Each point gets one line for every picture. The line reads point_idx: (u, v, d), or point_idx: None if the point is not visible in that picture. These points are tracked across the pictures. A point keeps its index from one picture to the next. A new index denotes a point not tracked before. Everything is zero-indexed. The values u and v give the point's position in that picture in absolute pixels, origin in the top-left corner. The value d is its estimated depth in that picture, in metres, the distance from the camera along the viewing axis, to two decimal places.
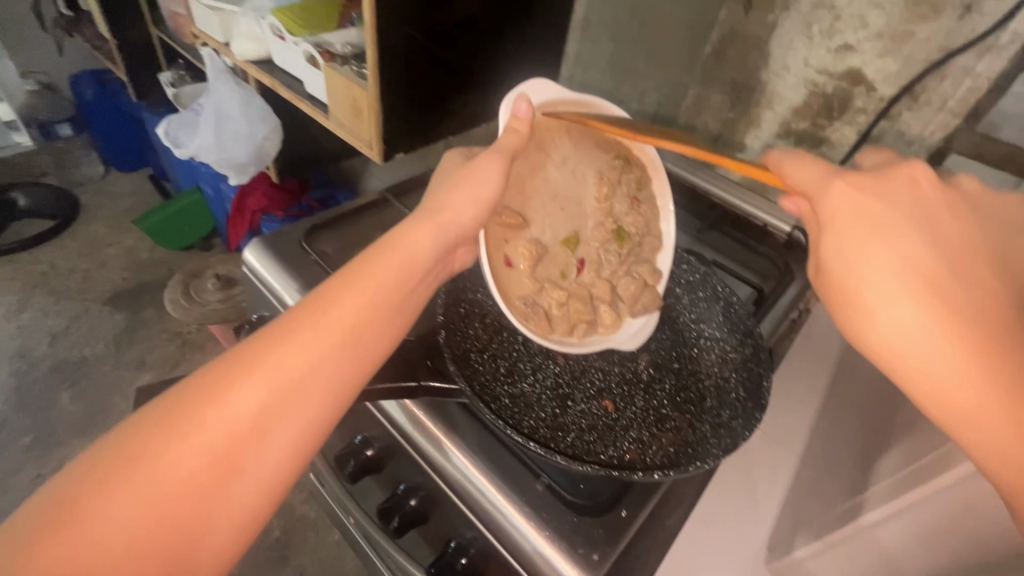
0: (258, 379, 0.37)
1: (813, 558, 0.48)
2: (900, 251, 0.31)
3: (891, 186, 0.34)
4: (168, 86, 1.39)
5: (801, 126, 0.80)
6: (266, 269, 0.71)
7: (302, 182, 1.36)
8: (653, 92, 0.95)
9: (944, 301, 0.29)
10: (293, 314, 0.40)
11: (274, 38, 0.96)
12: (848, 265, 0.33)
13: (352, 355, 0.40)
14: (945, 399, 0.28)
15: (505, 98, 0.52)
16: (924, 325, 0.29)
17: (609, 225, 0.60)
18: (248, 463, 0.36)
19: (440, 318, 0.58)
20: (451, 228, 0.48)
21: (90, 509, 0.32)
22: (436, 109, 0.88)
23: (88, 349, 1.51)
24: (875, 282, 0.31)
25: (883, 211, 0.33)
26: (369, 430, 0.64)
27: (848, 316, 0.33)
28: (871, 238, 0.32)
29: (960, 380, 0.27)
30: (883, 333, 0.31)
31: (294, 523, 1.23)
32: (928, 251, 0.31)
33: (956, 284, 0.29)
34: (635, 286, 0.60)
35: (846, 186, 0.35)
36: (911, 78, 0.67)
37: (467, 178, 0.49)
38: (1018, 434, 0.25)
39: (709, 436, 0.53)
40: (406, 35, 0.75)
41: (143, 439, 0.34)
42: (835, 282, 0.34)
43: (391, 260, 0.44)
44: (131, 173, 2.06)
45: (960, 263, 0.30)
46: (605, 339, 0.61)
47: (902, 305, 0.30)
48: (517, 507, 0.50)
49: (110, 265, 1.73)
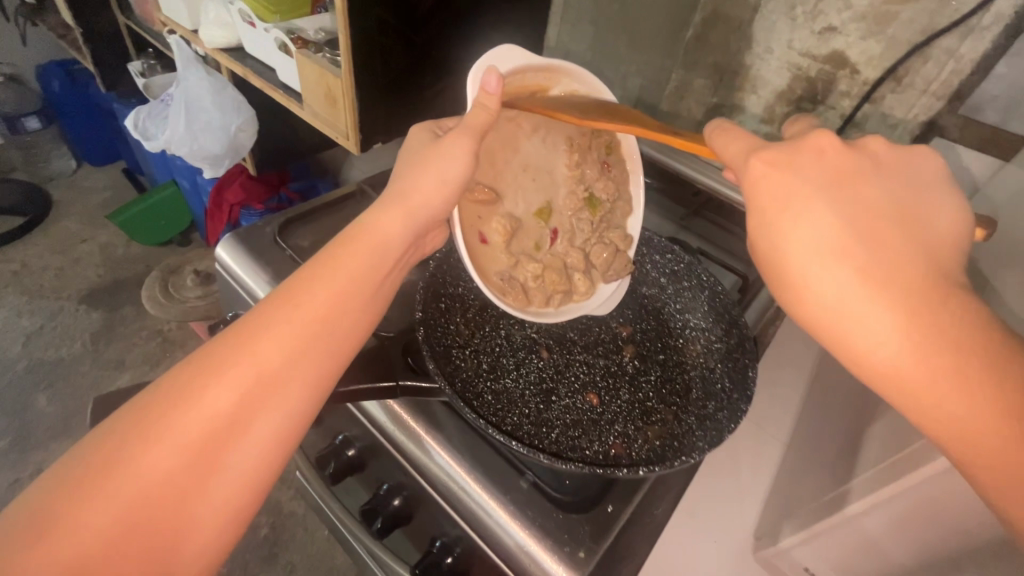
0: (229, 376, 0.35)
1: (799, 547, 0.48)
2: (825, 222, 0.30)
3: (803, 156, 0.32)
4: (139, 76, 1.35)
5: (785, 110, 0.79)
6: (240, 265, 0.69)
7: (282, 174, 1.35)
8: (636, 76, 0.93)
9: (876, 273, 0.28)
10: (261, 307, 0.38)
11: (243, 24, 0.92)
12: (778, 242, 0.32)
13: (327, 344, 0.38)
14: (886, 369, 0.28)
15: (473, 69, 0.48)
16: (861, 300, 0.28)
17: (579, 193, 0.58)
18: (225, 464, 0.34)
19: (420, 314, 0.56)
20: (422, 213, 0.46)
21: (63, 521, 0.30)
22: (414, 97, 0.85)
23: (65, 349, 1.47)
24: (806, 256, 0.30)
25: (804, 184, 0.31)
26: (349, 430, 0.63)
27: (783, 292, 0.32)
28: (797, 213, 0.31)
29: (905, 353, 0.27)
30: (824, 310, 0.30)
31: (282, 520, 1.21)
32: (845, 222, 0.30)
33: (880, 252, 0.29)
34: (607, 252, 0.59)
35: (760, 164, 0.33)
36: (895, 60, 0.66)
37: (430, 161, 0.46)
38: (962, 396, 0.26)
39: (695, 428, 0.53)
40: (379, 19, 0.72)
41: (113, 446, 0.32)
42: (770, 260, 0.32)
43: (358, 250, 0.42)
44: (105, 167, 2.00)
45: (876, 230, 0.30)
46: (581, 305, 0.61)
47: (833, 276, 0.29)
48: (501, 505, 0.49)
49: (85, 262, 1.68)
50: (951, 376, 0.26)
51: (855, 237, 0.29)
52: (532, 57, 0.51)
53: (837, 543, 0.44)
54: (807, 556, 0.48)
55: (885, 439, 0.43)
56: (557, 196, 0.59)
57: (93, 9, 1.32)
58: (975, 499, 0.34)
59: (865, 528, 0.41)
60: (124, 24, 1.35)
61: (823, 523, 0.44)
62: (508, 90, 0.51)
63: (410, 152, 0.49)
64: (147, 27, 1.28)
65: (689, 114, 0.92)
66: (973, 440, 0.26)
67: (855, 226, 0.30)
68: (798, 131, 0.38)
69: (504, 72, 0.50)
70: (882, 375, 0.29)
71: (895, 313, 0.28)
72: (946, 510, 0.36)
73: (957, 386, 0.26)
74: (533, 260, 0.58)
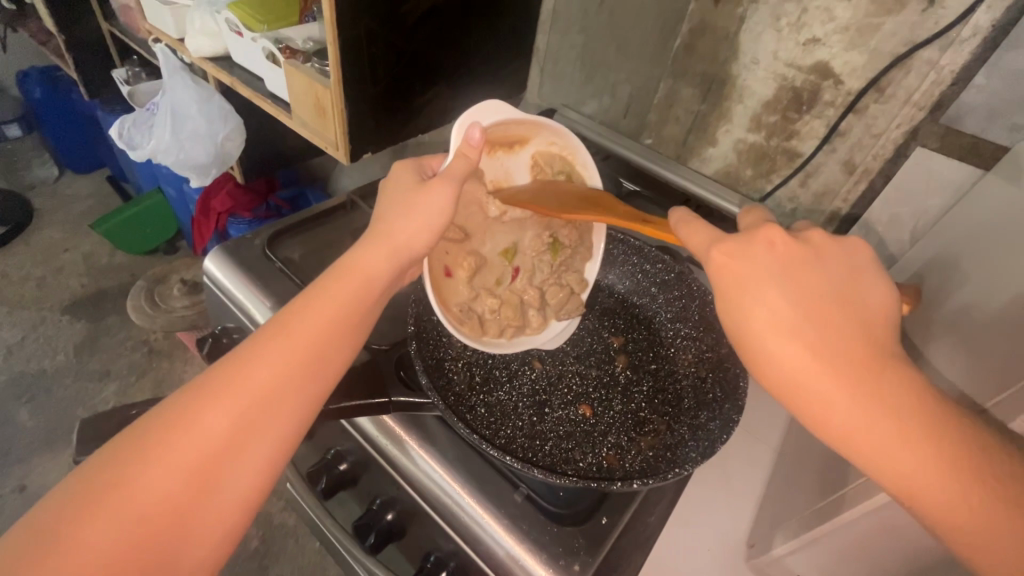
0: (233, 397, 0.35)
1: (793, 554, 0.49)
2: (774, 307, 0.34)
3: (756, 248, 0.36)
4: (123, 83, 1.33)
5: (771, 119, 0.80)
6: (228, 277, 0.68)
7: (270, 182, 1.35)
8: (625, 85, 0.94)
9: (820, 346, 0.33)
10: (262, 332, 0.38)
11: (230, 33, 0.91)
12: (743, 321, 0.35)
13: (316, 372, 0.38)
14: (839, 432, 0.31)
15: (457, 123, 0.49)
16: (812, 371, 0.32)
17: (544, 237, 0.59)
18: (224, 481, 0.34)
19: (411, 327, 0.55)
20: (406, 252, 0.45)
21: (67, 538, 0.30)
22: (403, 107, 0.85)
23: (48, 360, 1.44)
24: (768, 333, 0.34)
25: (760, 270, 0.35)
26: (340, 445, 0.62)
27: (755, 364, 0.35)
28: (754, 296, 0.35)
29: (854, 417, 0.31)
30: (781, 376, 0.33)
31: (272, 532, 1.20)
32: (792, 308, 0.34)
33: (823, 332, 0.33)
34: (563, 293, 0.59)
35: (721, 254, 0.37)
36: (878, 71, 0.68)
37: (413, 204, 0.45)
38: (907, 452, 0.29)
39: (687, 438, 0.53)
40: (368, 30, 0.72)
41: (119, 462, 0.32)
42: (737, 334, 0.36)
43: (341, 286, 0.41)
44: (87, 174, 1.97)
45: (819, 314, 0.33)
46: (531, 339, 0.60)
47: (785, 351, 0.33)
48: (496, 518, 0.48)
49: (68, 271, 1.65)
50: (903, 445, 0.30)
51: (804, 318, 0.33)
52: (515, 111, 0.52)
53: (829, 549, 0.45)
54: (799, 564, 0.49)
55: None
56: (520, 237, 0.59)
57: (76, 15, 1.30)
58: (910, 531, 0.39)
59: (858, 537, 0.42)
60: (109, 31, 1.34)
61: (816, 531, 0.45)
62: (489, 141, 0.52)
63: (389, 191, 0.47)
64: (133, 34, 1.27)
65: (678, 122, 0.93)
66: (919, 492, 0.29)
67: (804, 309, 0.34)
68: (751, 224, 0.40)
69: (487, 124, 0.50)
70: (845, 442, 0.31)
71: (838, 381, 0.31)
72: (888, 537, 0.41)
73: (907, 447, 0.30)
74: (492, 294, 0.58)
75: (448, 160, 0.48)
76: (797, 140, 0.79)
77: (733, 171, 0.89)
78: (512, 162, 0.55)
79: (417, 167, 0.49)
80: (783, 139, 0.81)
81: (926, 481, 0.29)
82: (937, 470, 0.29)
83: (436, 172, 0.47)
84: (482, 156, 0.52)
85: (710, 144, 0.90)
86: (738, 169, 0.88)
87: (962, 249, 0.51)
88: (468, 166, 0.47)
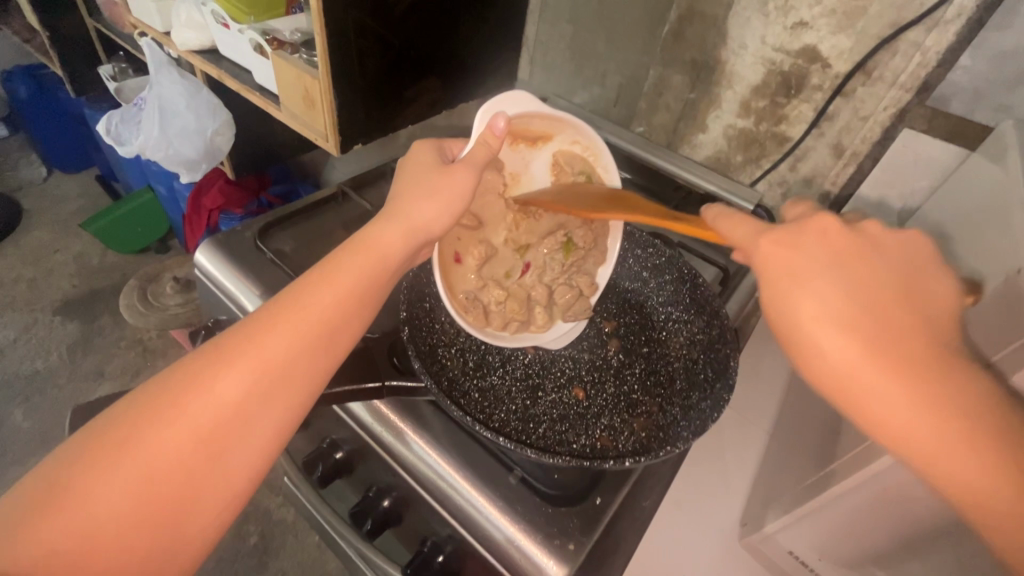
0: (240, 368, 0.35)
1: (783, 531, 0.50)
2: (827, 297, 0.31)
3: (808, 235, 0.33)
4: (109, 80, 1.32)
5: (760, 104, 0.81)
6: (219, 270, 0.68)
7: (261, 177, 1.34)
8: (615, 74, 0.93)
9: (878, 343, 0.30)
10: (271, 306, 0.38)
11: (216, 26, 0.90)
12: (785, 305, 0.32)
13: (324, 348, 0.38)
14: (897, 435, 0.29)
15: (482, 109, 0.49)
16: (869, 369, 0.30)
17: (559, 236, 0.58)
18: (233, 449, 0.34)
19: (404, 314, 0.55)
20: (423, 233, 0.45)
21: (80, 491, 0.31)
22: (393, 98, 0.85)
23: (40, 362, 1.43)
24: (815, 323, 0.31)
25: (812, 257, 0.32)
26: (336, 434, 0.62)
27: (795, 353, 0.32)
28: (806, 282, 0.32)
29: (914, 422, 0.29)
30: (832, 373, 0.31)
31: (272, 527, 1.20)
32: (849, 300, 0.31)
33: (883, 328, 0.30)
34: (571, 294, 0.59)
35: (769, 243, 0.34)
36: (864, 54, 0.68)
37: (436, 188, 0.45)
38: (972, 458, 0.28)
39: (680, 419, 0.53)
40: (356, 21, 0.72)
41: (129, 424, 0.33)
42: (782, 325, 0.33)
43: (351, 262, 0.41)
44: (76, 174, 1.95)
45: (879, 307, 0.31)
46: (537, 336, 0.60)
47: (841, 347, 0.30)
48: (490, 501, 0.49)
49: (59, 272, 1.64)
50: (944, 435, 0.28)
51: (861, 310, 0.30)
52: (544, 106, 0.51)
53: (819, 524, 0.47)
54: (790, 540, 0.50)
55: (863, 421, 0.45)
56: (533, 234, 0.58)
57: (58, 12, 1.28)
58: (898, 503, 0.40)
59: (841, 511, 0.44)
60: (93, 26, 1.32)
61: (805, 505, 0.47)
62: (512, 131, 0.52)
63: (409, 169, 0.48)
64: (118, 30, 1.25)
65: (668, 110, 0.93)
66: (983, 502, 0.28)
67: (862, 299, 0.31)
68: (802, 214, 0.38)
69: (511, 114, 0.50)
70: (898, 442, 0.30)
71: (903, 383, 0.29)
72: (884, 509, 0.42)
73: (948, 437, 0.28)
74: (499, 286, 0.57)
75: (469, 146, 0.49)
76: (786, 125, 0.79)
77: (723, 158, 0.90)
78: (535, 157, 0.55)
79: (439, 146, 0.50)
80: (772, 124, 0.81)
81: (988, 487, 0.27)
82: (996, 470, 0.27)
83: (458, 157, 0.48)
84: (503, 145, 0.52)
85: (700, 131, 0.90)
86: (728, 154, 0.89)
87: (949, 228, 0.52)
88: (489, 154, 0.48)
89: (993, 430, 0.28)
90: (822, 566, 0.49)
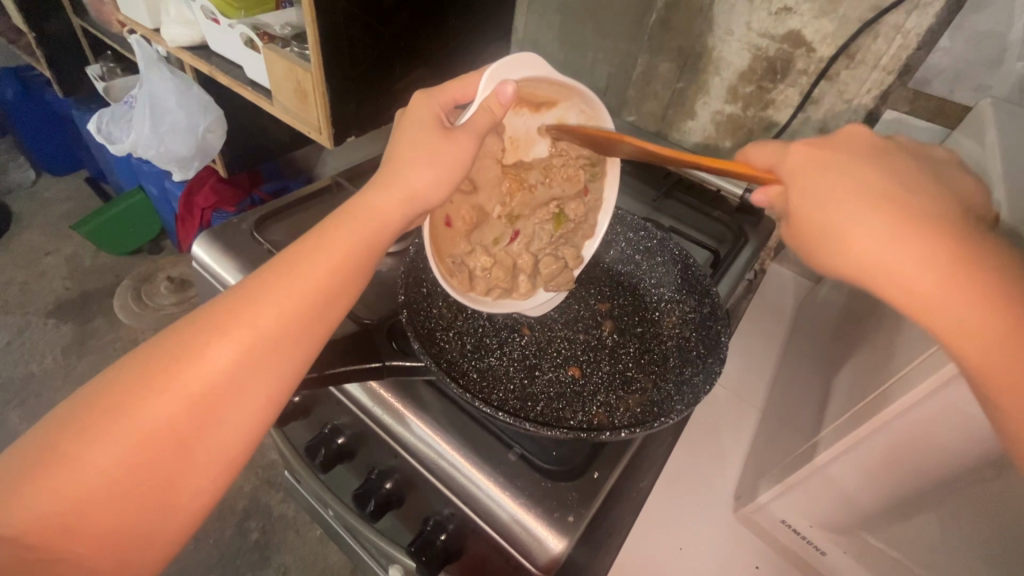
0: (234, 334, 0.36)
1: (775, 501, 0.52)
2: (859, 177, 0.34)
3: (845, 137, 0.38)
4: (99, 80, 1.31)
5: (747, 89, 0.82)
6: (216, 262, 0.69)
7: (255, 176, 1.35)
8: (604, 63, 0.94)
9: (908, 212, 0.32)
10: (266, 273, 0.39)
11: (206, 22, 0.90)
12: (817, 186, 0.35)
13: (322, 314, 0.39)
14: (923, 301, 0.30)
15: (489, 71, 0.47)
16: (900, 236, 0.31)
17: (551, 208, 0.59)
18: (225, 414, 0.36)
19: (402, 298, 0.57)
20: (420, 203, 0.45)
21: (72, 458, 0.33)
22: (384, 90, 0.86)
23: (35, 364, 1.43)
24: (845, 202, 0.33)
25: (848, 152, 0.36)
26: (338, 419, 0.63)
27: (819, 230, 0.34)
28: (833, 168, 0.35)
29: (935, 284, 0.30)
30: (863, 245, 0.32)
31: (273, 523, 1.21)
32: (884, 179, 0.34)
33: (914, 198, 0.32)
34: (555, 265, 0.61)
35: (802, 147, 0.37)
36: (847, 37, 0.69)
37: (437, 150, 0.46)
38: (994, 319, 0.29)
39: (673, 394, 0.54)
40: (346, 10, 0.72)
41: (121, 392, 0.34)
42: (808, 214, 0.35)
43: (352, 231, 0.41)
44: (65, 177, 1.94)
45: (913, 187, 0.33)
46: (518, 303, 0.62)
47: (875, 221, 0.32)
48: (490, 478, 0.50)
49: (51, 275, 1.63)
50: (953, 287, 0.30)
51: (892, 187, 0.33)
52: (554, 73, 0.50)
53: (808, 493, 0.48)
54: (782, 510, 0.52)
55: (851, 390, 0.47)
56: (526, 205, 0.59)
57: (44, 12, 1.27)
58: (890, 471, 0.41)
59: (831, 477, 0.46)
60: (80, 26, 1.31)
61: (794, 475, 0.48)
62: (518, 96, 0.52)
63: (407, 129, 0.47)
64: (106, 29, 1.24)
65: (656, 98, 0.93)
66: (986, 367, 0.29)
67: (896, 178, 0.34)
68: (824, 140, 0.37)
69: (517, 78, 0.49)
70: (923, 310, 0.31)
71: (930, 246, 0.30)
72: (883, 476, 0.42)
73: (958, 287, 0.29)
74: (487, 252, 0.58)
75: (472, 108, 0.48)
76: (773, 110, 0.81)
77: (712, 144, 0.92)
78: (536, 122, 0.56)
79: (436, 107, 0.49)
80: (760, 109, 0.82)
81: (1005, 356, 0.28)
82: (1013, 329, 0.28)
83: (458, 122, 0.48)
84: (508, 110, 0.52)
85: (688, 118, 0.91)
86: (717, 140, 0.90)
87: None
88: (492, 120, 0.48)
89: (999, 284, 0.29)
90: (814, 533, 0.51)
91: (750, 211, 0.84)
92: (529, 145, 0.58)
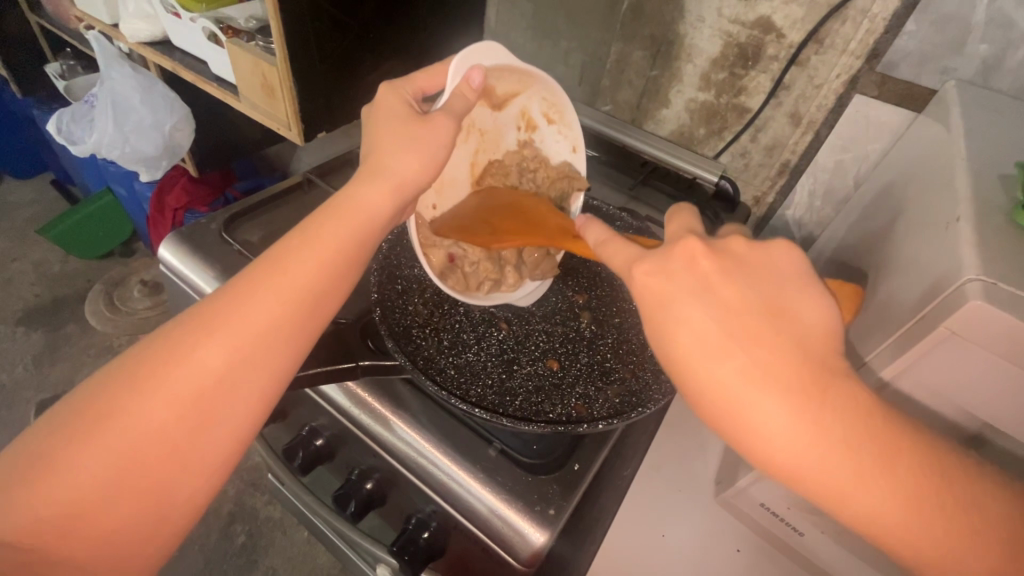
0: (221, 336, 0.35)
1: (754, 484, 0.53)
2: (700, 318, 0.34)
3: (674, 262, 0.37)
4: (58, 78, 1.26)
5: (720, 76, 0.81)
6: (184, 264, 0.67)
7: (225, 174, 1.31)
8: (578, 52, 0.94)
9: (756, 363, 0.32)
10: (249, 276, 0.37)
11: (167, 15, 0.87)
12: (662, 326, 0.36)
13: (307, 323, 0.38)
14: (788, 464, 0.31)
15: (457, 60, 0.49)
16: (748, 394, 0.32)
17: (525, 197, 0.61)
18: (215, 423, 0.35)
19: (375, 295, 0.56)
20: (407, 190, 0.44)
21: (65, 460, 0.32)
22: (354, 86, 0.84)
23: (5, 374, 1.38)
24: (689, 350, 0.34)
25: (680, 287, 0.35)
26: (315, 420, 0.63)
27: (677, 380, 0.35)
28: (676, 312, 0.35)
29: (798, 446, 0.30)
30: (719, 399, 0.33)
31: (258, 526, 1.19)
32: (716, 326, 0.33)
33: (757, 345, 0.32)
34: (539, 253, 0.61)
35: (644, 275, 0.37)
36: (816, 22, 0.69)
37: (418, 140, 0.44)
38: (854, 478, 0.29)
39: (652, 382, 0.55)
40: (313, 4, 0.71)
41: (111, 396, 0.33)
42: (666, 357, 0.36)
43: (339, 227, 0.40)
44: (29, 180, 1.87)
45: (753, 329, 0.33)
46: (508, 295, 0.61)
47: (723, 368, 0.32)
48: (471, 474, 0.50)
49: (18, 281, 1.58)
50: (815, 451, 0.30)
51: (729, 333, 0.33)
52: (516, 61, 0.53)
53: None
54: (761, 492, 0.53)
55: None
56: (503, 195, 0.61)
57: None
58: None
59: None
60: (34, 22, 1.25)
61: None
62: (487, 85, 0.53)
63: (381, 120, 0.45)
64: (61, 24, 1.19)
65: (630, 86, 0.93)
66: (872, 524, 0.30)
67: (729, 324, 0.33)
68: (657, 268, 0.37)
69: (486, 67, 0.51)
70: (792, 475, 0.31)
71: (785, 406, 0.31)
72: None
73: (822, 441, 0.30)
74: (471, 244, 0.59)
75: (445, 96, 0.48)
76: (745, 96, 0.80)
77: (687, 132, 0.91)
78: (505, 116, 0.58)
79: (404, 95, 0.47)
80: (732, 96, 0.82)
81: (876, 509, 0.29)
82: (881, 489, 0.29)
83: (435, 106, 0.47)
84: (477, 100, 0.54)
85: (663, 106, 0.91)
86: (691, 129, 0.90)
87: (897, 185, 0.53)
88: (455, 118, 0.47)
89: (975, 512, 0.29)
90: (792, 514, 0.52)
91: (725, 196, 0.81)
92: (495, 144, 0.60)
